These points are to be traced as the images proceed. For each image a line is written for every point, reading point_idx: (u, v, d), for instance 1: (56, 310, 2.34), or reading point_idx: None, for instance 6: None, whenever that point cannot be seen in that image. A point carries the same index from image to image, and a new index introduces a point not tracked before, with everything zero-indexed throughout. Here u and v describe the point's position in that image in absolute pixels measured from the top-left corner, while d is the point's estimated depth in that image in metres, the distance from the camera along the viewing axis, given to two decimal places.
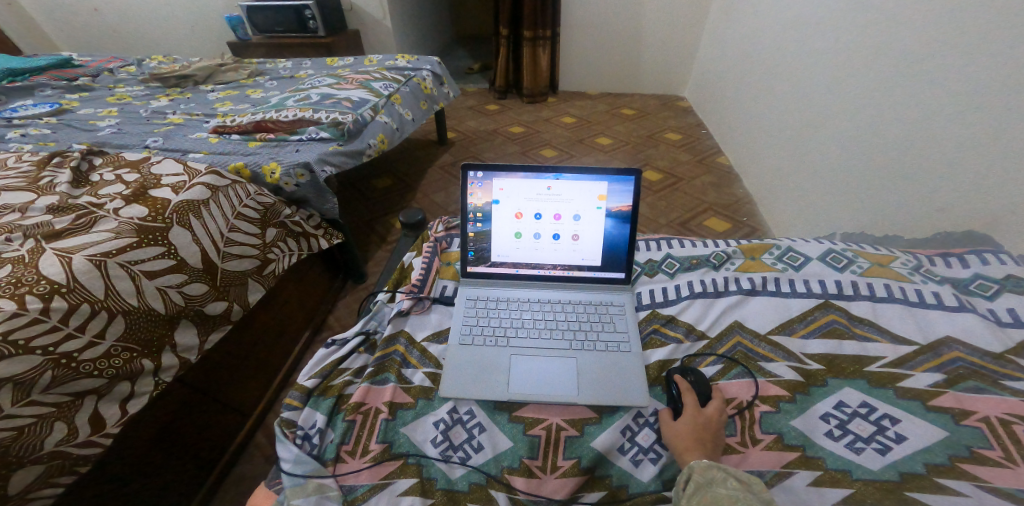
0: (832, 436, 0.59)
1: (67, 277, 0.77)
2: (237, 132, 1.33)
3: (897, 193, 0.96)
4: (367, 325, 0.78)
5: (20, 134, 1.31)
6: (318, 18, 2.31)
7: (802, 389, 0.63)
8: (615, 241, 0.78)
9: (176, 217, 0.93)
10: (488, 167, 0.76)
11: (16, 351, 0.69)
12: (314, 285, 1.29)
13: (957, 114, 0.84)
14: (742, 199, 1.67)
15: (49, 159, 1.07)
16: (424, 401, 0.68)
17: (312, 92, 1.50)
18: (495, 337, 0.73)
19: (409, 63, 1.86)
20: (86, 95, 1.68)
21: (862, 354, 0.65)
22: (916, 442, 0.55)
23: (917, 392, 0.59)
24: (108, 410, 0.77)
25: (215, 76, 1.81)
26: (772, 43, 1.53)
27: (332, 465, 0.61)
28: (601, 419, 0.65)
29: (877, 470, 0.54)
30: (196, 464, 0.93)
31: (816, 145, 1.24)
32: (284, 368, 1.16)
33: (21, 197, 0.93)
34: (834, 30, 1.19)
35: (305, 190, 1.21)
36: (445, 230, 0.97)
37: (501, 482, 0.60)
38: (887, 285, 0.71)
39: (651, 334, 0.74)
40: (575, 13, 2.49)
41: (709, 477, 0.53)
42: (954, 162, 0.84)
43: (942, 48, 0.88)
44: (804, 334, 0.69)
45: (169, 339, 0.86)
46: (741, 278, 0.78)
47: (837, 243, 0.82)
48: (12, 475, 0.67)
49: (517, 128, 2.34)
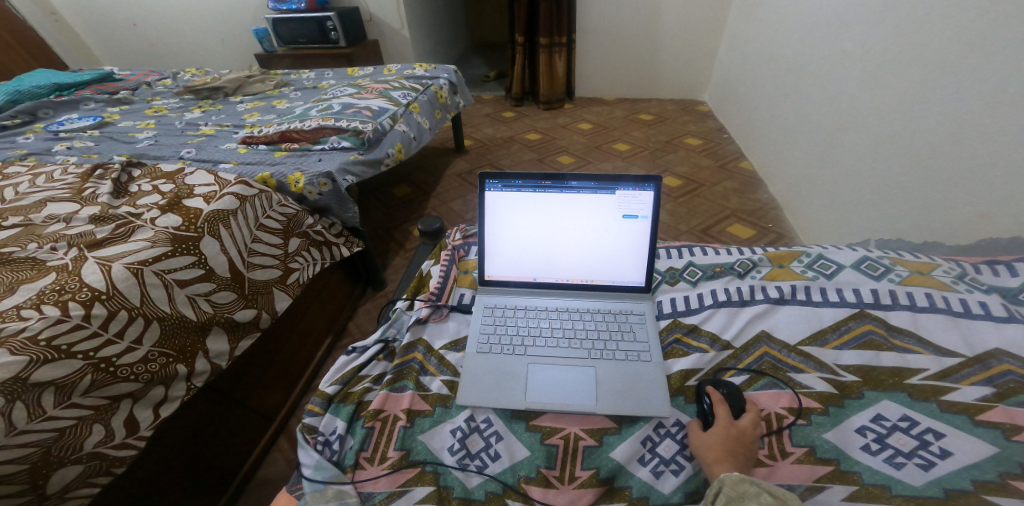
0: (869, 451, 0.56)
1: (106, 284, 0.78)
2: (263, 142, 1.36)
3: (938, 197, 0.93)
4: (386, 333, 0.77)
5: (65, 147, 1.36)
6: (340, 29, 2.37)
7: (835, 401, 0.61)
8: (636, 249, 0.77)
9: (207, 226, 0.94)
10: (505, 176, 0.76)
11: (59, 355, 0.70)
12: (335, 291, 1.29)
13: (999, 117, 0.82)
14: (765, 206, 1.65)
15: (92, 172, 1.11)
16: (441, 409, 0.67)
17: (334, 101, 1.52)
18: (513, 346, 0.72)
19: (427, 72, 1.88)
20: (126, 108, 1.74)
21: (902, 366, 0.62)
22: (962, 458, 0.53)
23: (963, 407, 0.56)
24: (142, 413, 0.78)
25: (244, 87, 1.85)
26: (796, 47, 1.51)
27: (350, 472, 0.61)
28: (620, 429, 0.63)
29: (918, 487, 0.52)
30: (221, 470, 0.93)
31: (847, 149, 1.21)
32: (307, 373, 1.16)
33: (66, 208, 0.96)
34: (863, 34, 1.17)
35: (328, 199, 1.22)
36: (463, 238, 0.96)
37: (519, 492, 0.59)
38: (928, 294, 0.68)
39: (673, 344, 0.72)
40: (592, 20, 2.50)
41: (740, 491, 0.51)
42: (998, 167, 0.81)
43: (981, 52, 0.86)
44: (837, 345, 0.66)
45: (201, 345, 0.88)
46: (769, 287, 0.76)
47: (873, 250, 0.79)
48: (52, 474, 0.69)
49: (533, 135, 2.34)
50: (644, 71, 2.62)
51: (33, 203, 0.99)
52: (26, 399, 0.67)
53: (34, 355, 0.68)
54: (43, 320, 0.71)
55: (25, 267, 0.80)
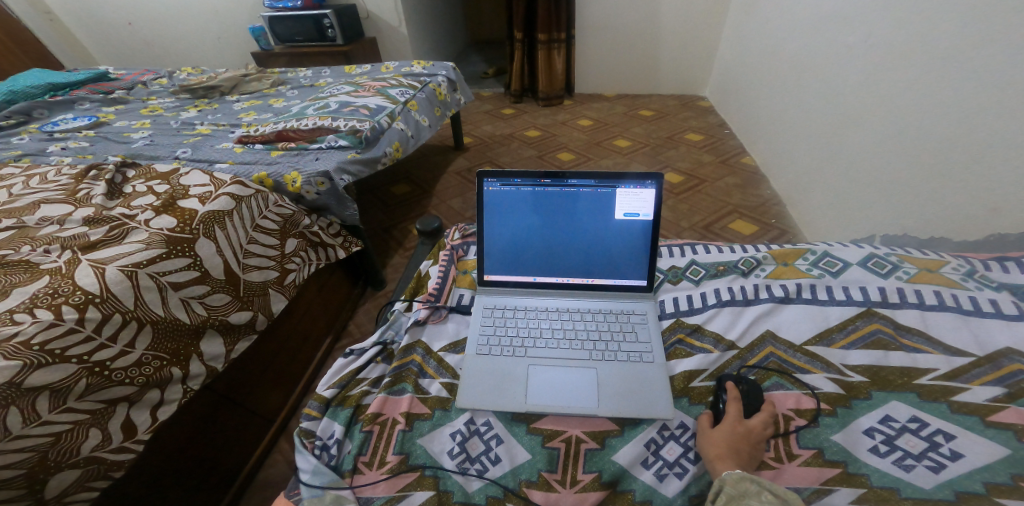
0: (878, 453, 0.55)
1: (100, 287, 0.77)
2: (260, 141, 1.34)
3: (945, 191, 0.91)
4: (384, 335, 0.76)
5: (59, 147, 1.34)
6: (336, 26, 2.35)
7: (843, 402, 0.60)
8: (638, 248, 0.76)
9: (202, 228, 0.93)
10: (504, 175, 0.75)
11: (53, 359, 0.69)
12: (334, 291, 1.28)
13: (1004, 110, 0.80)
14: (767, 202, 1.63)
15: (86, 172, 1.10)
16: (441, 412, 0.65)
17: (331, 99, 1.51)
18: (513, 347, 0.71)
19: (425, 69, 1.87)
20: (121, 108, 1.72)
21: (911, 366, 0.61)
22: (974, 460, 0.51)
23: (974, 407, 0.55)
24: (139, 417, 0.77)
25: (240, 86, 1.84)
26: (798, 42, 1.49)
27: (348, 476, 0.60)
28: (623, 431, 0.62)
29: (928, 489, 0.51)
30: (221, 472, 0.92)
31: (851, 143, 1.19)
32: (307, 374, 1.15)
33: (59, 210, 0.95)
34: (866, 27, 1.15)
35: (325, 199, 1.20)
36: (462, 237, 0.94)
37: (519, 495, 0.58)
38: (937, 292, 0.66)
39: (676, 344, 0.71)
40: (591, 15, 2.47)
41: (741, 490, 0.50)
42: (1002, 162, 0.80)
43: (985, 46, 0.84)
44: (844, 345, 0.65)
45: (195, 348, 0.86)
46: (773, 285, 0.74)
47: (880, 247, 0.78)
48: (50, 479, 0.68)
49: (533, 131, 2.33)
50: (645, 67, 2.60)
51: (26, 205, 0.98)
52: (20, 404, 0.66)
53: (28, 360, 0.67)
54: (37, 325, 0.70)
55: (18, 270, 0.79)
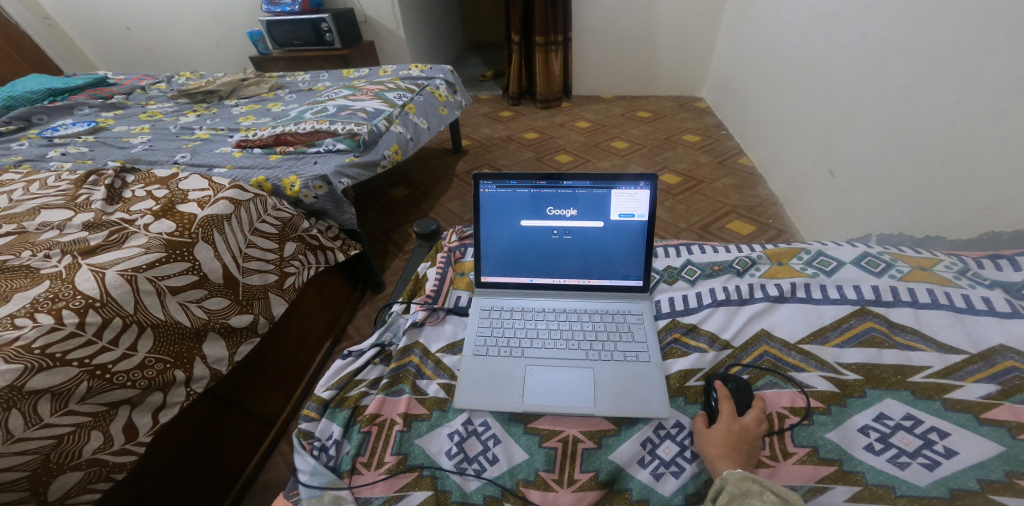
0: (873, 450, 0.55)
1: (101, 292, 0.77)
2: (259, 145, 1.35)
3: (941, 189, 0.91)
4: (382, 337, 0.77)
5: (59, 153, 1.35)
6: (334, 30, 2.36)
7: (837, 400, 0.60)
8: (633, 249, 0.76)
9: (201, 232, 0.93)
10: (499, 176, 0.75)
11: (54, 363, 0.70)
12: (334, 294, 1.29)
13: (997, 108, 0.81)
14: (765, 202, 1.64)
15: (85, 178, 1.10)
16: (439, 413, 0.66)
17: (328, 103, 1.52)
18: (510, 348, 0.72)
19: (423, 72, 1.88)
20: (120, 113, 1.73)
21: (905, 364, 0.61)
22: (968, 457, 0.51)
23: (968, 405, 0.55)
24: (140, 419, 0.77)
25: (238, 90, 1.85)
26: (793, 43, 1.50)
27: (347, 477, 0.60)
28: (620, 431, 0.62)
29: (923, 487, 0.51)
30: (222, 475, 0.93)
31: (846, 142, 1.20)
32: (307, 377, 1.15)
33: (59, 215, 0.95)
34: (861, 27, 1.16)
35: (324, 202, 1.21)
36: (459, 239, 0.95)
37: (517, 495, 0.58)
38: (930, 290, 0.67)
39: (671, 344, 0.71)
40: (588, 18, 2.49)
41: (743, 489, 0.50)
42: (997, 159, 0.81)
43: (979, 45, 0.85)
44: (839, 343, 0.66)
45: (198, 351, 0.87)
46: (768, 285, 0.75)
47: (874, 245, 0.78)
48: (52, 482, 0.68)
49: (531, 134, 2.33)
50: (641, 69, 2.61)
51: (27, 210, 0.99)
52: (22, 407, 0.66)
53: (29, 364, 0.67)
54: (38, 329, 0.70)
55: (18, 275, 0.79)
